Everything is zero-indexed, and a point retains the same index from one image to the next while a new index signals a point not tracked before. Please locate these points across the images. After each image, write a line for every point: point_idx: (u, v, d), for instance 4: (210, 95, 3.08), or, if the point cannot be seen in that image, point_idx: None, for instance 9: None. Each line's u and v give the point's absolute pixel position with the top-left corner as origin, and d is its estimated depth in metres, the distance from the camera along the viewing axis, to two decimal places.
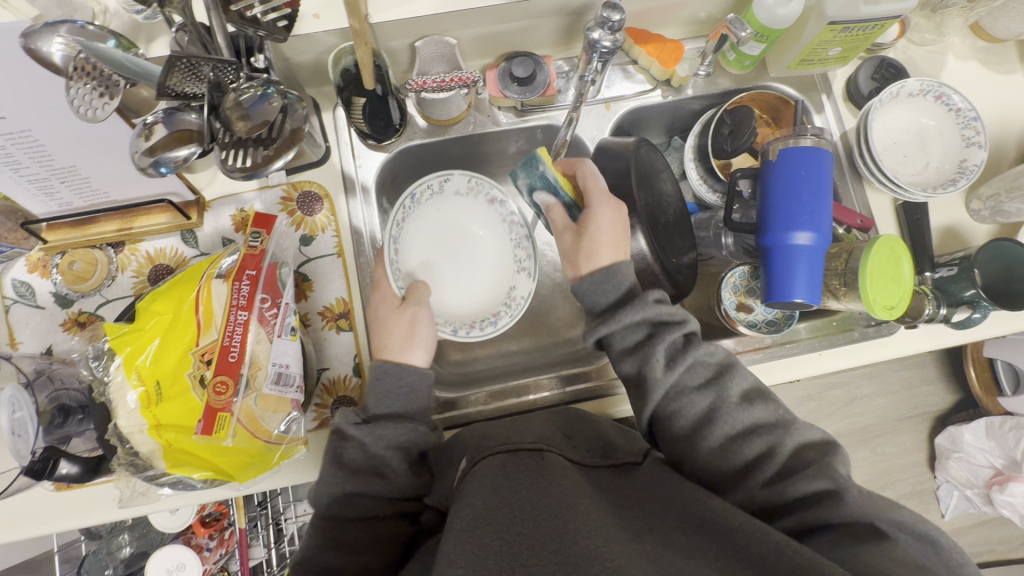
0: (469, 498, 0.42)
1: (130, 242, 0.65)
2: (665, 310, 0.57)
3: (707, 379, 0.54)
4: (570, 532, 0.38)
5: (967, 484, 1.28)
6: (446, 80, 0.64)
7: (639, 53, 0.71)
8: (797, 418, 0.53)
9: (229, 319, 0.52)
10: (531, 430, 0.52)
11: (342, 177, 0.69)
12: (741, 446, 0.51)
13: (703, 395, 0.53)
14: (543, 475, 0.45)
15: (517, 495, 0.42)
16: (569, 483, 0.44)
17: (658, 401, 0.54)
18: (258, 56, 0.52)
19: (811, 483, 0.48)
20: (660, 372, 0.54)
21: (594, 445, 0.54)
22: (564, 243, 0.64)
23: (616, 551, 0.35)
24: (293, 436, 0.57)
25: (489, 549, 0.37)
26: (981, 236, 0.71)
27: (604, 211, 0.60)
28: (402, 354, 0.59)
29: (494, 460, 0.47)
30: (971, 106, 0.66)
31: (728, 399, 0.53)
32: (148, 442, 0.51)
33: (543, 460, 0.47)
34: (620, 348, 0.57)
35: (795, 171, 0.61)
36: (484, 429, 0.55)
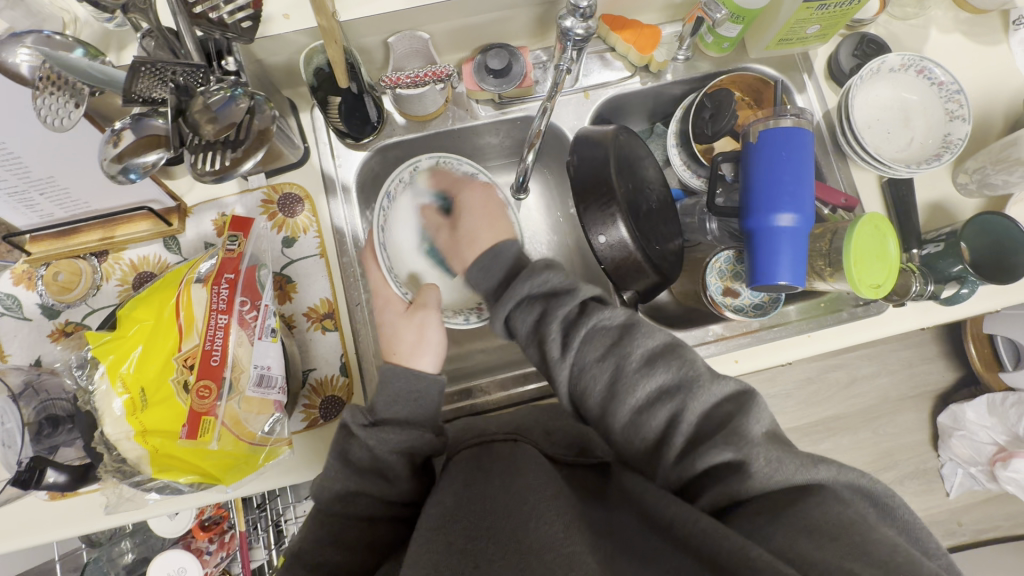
0: (439, 498, 0.44)
1: (114, 251, 0.65)
2: (553, 280, 0.53)
3: (608, 348, 0.50)
4: (532, 517, 0.39)
5: (971, 461, 1.28)
6: (421, 75, 0.62)
7: (616, 39, 0.70)
8: (703, 373, 0.47)
9: (209, 323, 0.52)
10: (510, 423, 0.57)
11: (322, 176, 0.69)
12: (652, 414, 0.47)
13: (605, 366, 0.49)
14: (516, 463, 0.45)
15: (487, 487, 0.43)
16: (538, 472, 0.44)
17: (566, 379, 0.51)
18: (227, 58, 0.52)
19: (722, 450, 0.43)
20: (556, 350, 0.51)
21: (570, 443, 0.57)
22: (441, 237, 0.70)
23: (574, 540, 0.37)
24: (276, 438, 0.58)
25: (455, 547, 0.38)
26: (968, 210, 0.70)
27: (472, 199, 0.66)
28: (410, 358, 0.57)
29: (468, 455, 0.48)
30: (953, 78, 0.65)
31: (626, 368, 0.48)
32: (134, 448, 0.51)
33: (516, 453, 0.47)
34: (524, 329, 0.54)
35: (778, 153, 0.60)
36: (469, 424, 0.60)
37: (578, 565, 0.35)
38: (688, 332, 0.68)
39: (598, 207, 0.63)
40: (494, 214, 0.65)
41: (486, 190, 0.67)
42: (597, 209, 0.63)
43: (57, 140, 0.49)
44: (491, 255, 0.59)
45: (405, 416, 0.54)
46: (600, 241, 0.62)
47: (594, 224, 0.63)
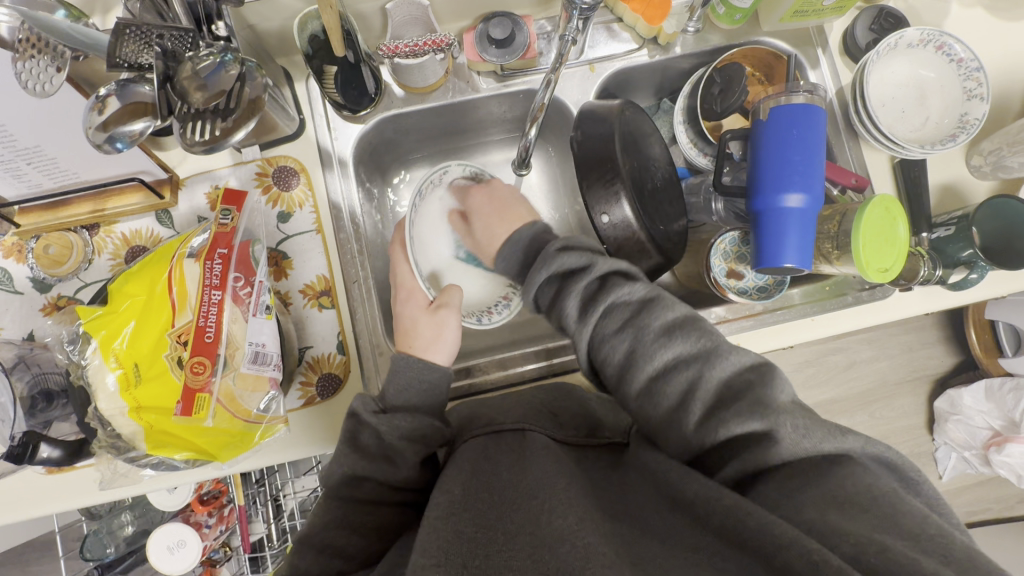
0: (447, 487, 0.44)
1: (105, 224, 0.64)
2: (568, 261, 0.55)
3: (627, 320, 0.51)
4: (545, 511, 0.39)
5: (965, 446, 1.29)
6: (420, 44, 0.60)
7: (624, 9, 0.68)
8: (724, 344, 0.48)
9: (202, 299, 0.51)
10: (517, 410, 0.56)
11: (318, 149, 0.67)
12: (668, 382, 0.48)
13: (622, 338, 0.51)
14: (524, 455, 0.48)
15: (496, 479, 0.45)
16: (548, 464, 0.45)
17: (585, 349, 0.53)
18: (217, 23, 0.49)
19: (750, 420, 0.43)
20: (575, 321, 0.53)
21: (579, 423, 0.57)
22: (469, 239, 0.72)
23: (587, 530, 0.36)
24: (273, 415, 0.56)
25: (464, 535, 0.38)
26: (981, 193, 0.68)
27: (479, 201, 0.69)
28: (429, 351, 0.59)
29: (477, 444, 0.51)
30: (974, 55, 0.63)
31: (644, 337, 0.50)
32: (129, 424, 0.51)
33: (524, 442, 0.50)
34: (545, 304, 0.57)
35: (788, 130, 0.58)
36: (474, 410, 0.59)
37: (595, 554, 0.34)
38: None
39: (602, 185, 0.61)
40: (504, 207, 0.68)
41: (488, 189, 0.69)
42: (601, 187, 0.61)
43: (45, 108, 0.47)
44: (513, 242, 0.64)
45: (408, 404, 0.55)
46: (603, 220, 0.61)
47: (598, 203, 0.61)
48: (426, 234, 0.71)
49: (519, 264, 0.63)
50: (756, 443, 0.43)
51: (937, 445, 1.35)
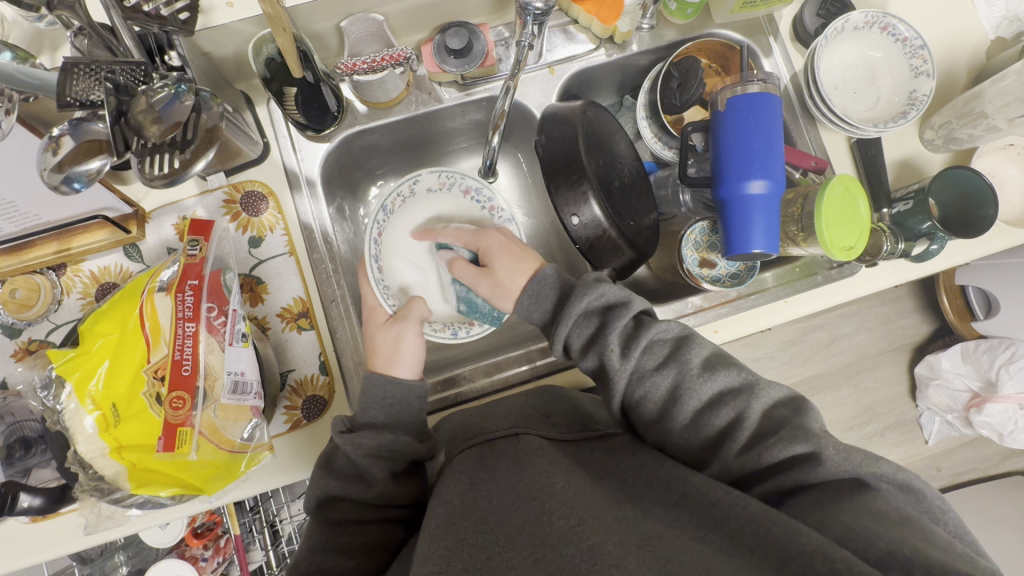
0: (445, 497, 0.45)
1: (72, 263, 0.63)
2: (607, 295, 0.54)
3: (666, 357, 0.52)
4: (547, 513, 0.40)
5: (947, 410, 1.35)
6: (378, 59, 0.60)
7: (578, 11, 0.68)
8: (761, 377, 0.50)
9: (176, 332, 0.50)
10: (509, 416, 0.56)
11: (284, 171, 0.66)
12: (712, 414, 0.49)
13: (665, 374, 0.51)
14: (523, 458, 0.47)
15: (492, 485, 0.45)
16: (545, 464, 0.46)
17: (622, 390, 0.52)
18: (170, 53, 0.51)
19: (788, 449, 0.45)
20: (618, 355, 0.52)
21: (571, 420, 0.57)
22: (480, 287, 0.63)
23: (590, 529, 0.37)
24: (258, 443, 0.57)
25: (465, 541, 0.40)
26: (937, 166, 0.70)
27: (492, 241, 0.64)
28: (391, 366, 0.58)
29: (470, 452, 0.51)
30: (917, 33, 0.64)
31: (688, 373, 0.50)
32: (111, 465, 0.50)
33: (519, 450, 0.49)
34: (577, 347, 0.55)
35: (745, 119, 0.60)
36: (467, 418, 0.59)
37: (601, 555, 0.35)
38: (666, 306, 0.68)
39: (570, 186, 0.62)
40: (518, 251, 0.63)
41: (504, 232, 0.64)
42: (569, 188, 0.62)
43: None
44: (536, 284, 0.59)
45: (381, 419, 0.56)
46: (572, 221, 0.62)
47: (566, 204, 0.62)
48: (399, 258, 0.70)
49: (551, 305, 0.58)
50: (792, 460, 0.45)
51: (921, 410, 1.41)
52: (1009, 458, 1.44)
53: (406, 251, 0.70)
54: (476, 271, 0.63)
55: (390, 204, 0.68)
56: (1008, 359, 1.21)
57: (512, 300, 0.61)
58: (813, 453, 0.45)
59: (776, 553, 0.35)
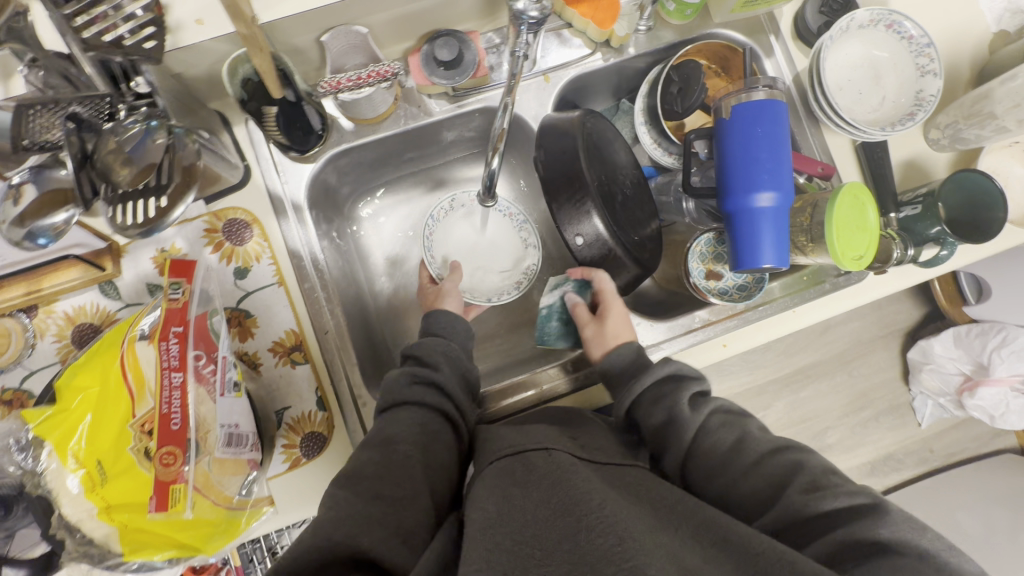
0: (480, 504, 0.43)
1: (44, 303, 0.58)
2: (682, 368, 0.57)
3: (728, 420, 0.54)
4: (584, 529, 0.38)
5: (940, 393, 1.36)
6: (362, 76, 0.57)
7: (572, 14, 0.65)
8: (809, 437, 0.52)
9: (162, 383, 0.46)
10: (536, 431, 0.52)
11: (268, 196, 0.62)
12: (762, 469, 0.49)
13: (729, 431, 0.52)
14: (561, 476, 0.44)
15: (526, 499, 0.43)
16: (581, 481, 0.43)
17: (689, 440, 0.52)
18: (137, 79, 0.44)
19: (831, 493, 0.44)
20: (688, 411, 0.53)
21: (598, 442, 0.52)
22: (585, 331, 0.65)
23: (632, 550, 0.36)
24: (257, 498, 0.57)
25: (503, 547, 0.39)
26: (941, 166, 0.69)
27: (619, 302, 0.64)
28: (438, 302, 0.67)
29: (501, 466, 0.48)
30: (924, 31, 0.62)
31: (751, 433, 0.52)
32: (101, 526, 0.47)
33: (552, 465, 0.45)
34: (643, 401, 0.56)
35: (752, 128, 0.58)
36: (490, 434, 0.55)
37: None
38: (673, 322, 0.66)
39: (571, 205, 0.59)
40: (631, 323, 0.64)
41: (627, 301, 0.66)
42: (570, 206, 0.60)
43: None
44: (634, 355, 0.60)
45: (431, 401, 0.56)
46: (577, 242, 0.60)
47: (569, 222, 0.60)
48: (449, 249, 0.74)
49: (631, 363, 0.59)
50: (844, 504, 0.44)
51: (913, 394, 1.42)
52: (997, 436, 1.47)
53: (457, 242, 0.74)
54: (589, 318, 0.66)
55: (439, 214, 0.73)
56: (999, 343, 1.25)
57: (600, 355, 0.62)
58: (874, 503, 0.43)
59: None
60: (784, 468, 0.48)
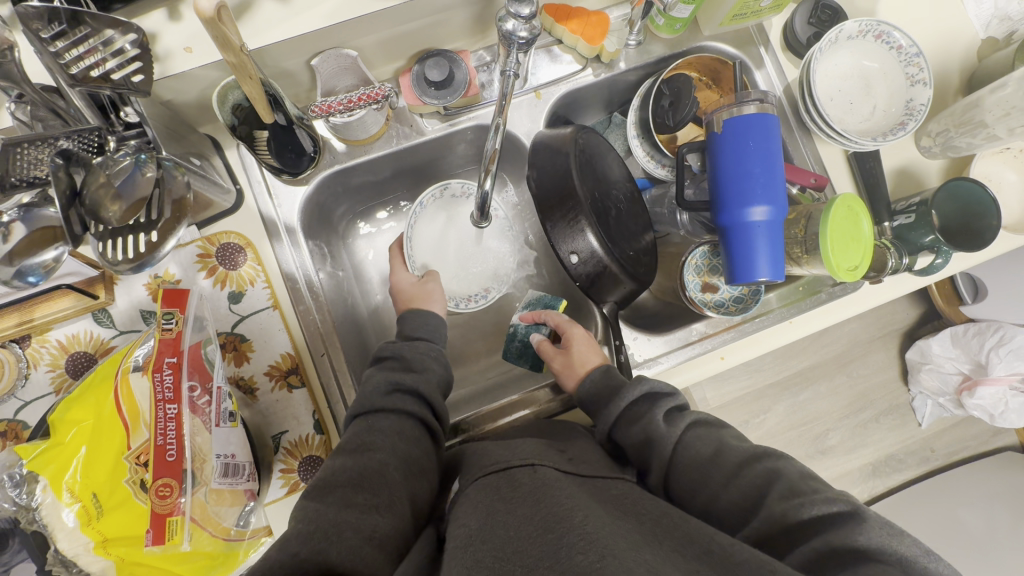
0: (464, 521, 0.44)
1: (37, 333, 0.58)
2: (655, 382, 0.56)
3: (707, 429, 0.53)
4: (565, 547, 0.37)
5: (939, 392, 1.37)
6: (353, 99, 0.57)
7: (562, 31, 0.65)
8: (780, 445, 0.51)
9: (156, 416, 0.46)
10: (522, 445, 0.52)
11: (262, 219, 0.62)
12: (739, 479, 0.47)
13: (707, 441, 0.51)
14: (541, 491, 0.44)
15: (510, 516, 0.43)
16: (565, 496, 0.43)
17: (670, 452, 0.52)
18: (126, 109, 0.44)
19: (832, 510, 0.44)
20: (664, 425, 0.53)
21: (586, 456, 0.53)
22: (553, 364, 0.65)
23: (612, 567, 0.34)
24: (254, 528, 0.56)
25: (483, 564, 0.39)
26: (934, 173, 0.69)
27: (579, 332, 0.65)
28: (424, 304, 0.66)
29: (486, 482, 0.48)
30: (912, 40, 0.62)
31: (729, 440, 0.51)
32: (96, 560, 0.47)
33: (536, 482, 0.46)
34: (620, 415, 0.56)
35: (743, 142, 0.58)
36: (480, 449, 0.55)
37: None
38: (670, 335, 0.66)
39: (565, 222, 0.59)
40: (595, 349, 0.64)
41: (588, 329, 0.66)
42: (564, 224, 0.59)
43: None
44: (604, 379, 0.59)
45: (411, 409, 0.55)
46: (571, 259, 0.59)
47: (563, 240, 0.59)
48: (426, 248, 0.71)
49: (603, 382, 0.59)
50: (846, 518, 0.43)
51: (913, 394, 1.42)
52: (997, 434, 1.47)
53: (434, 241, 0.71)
54: (553, 351, 0.66)
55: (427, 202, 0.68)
56: (997, 342, 1.25)
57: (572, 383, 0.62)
58: (852, 510, 0.42)
59: None
60: (761, 478, 0.46)
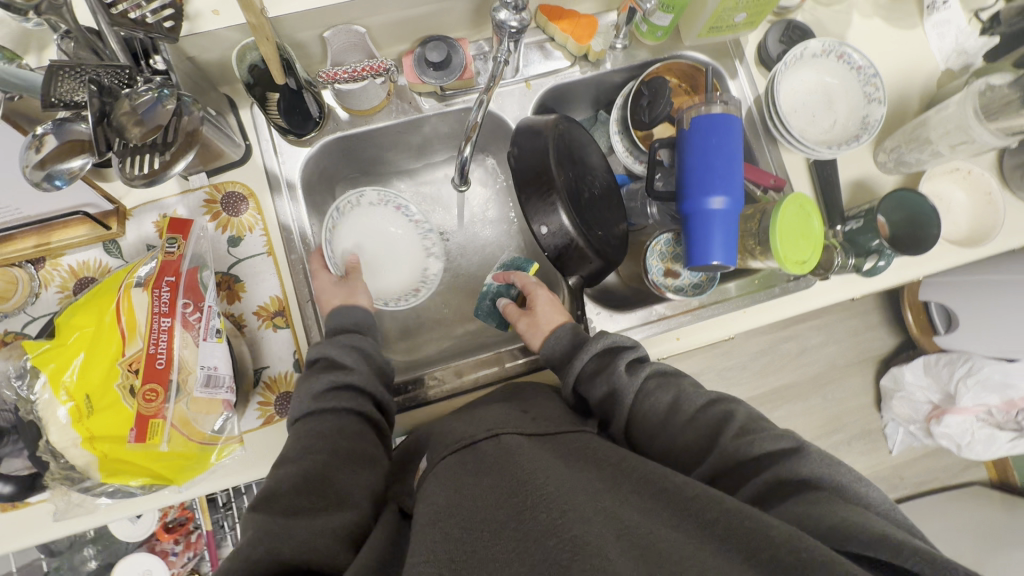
0: (431, 497, 0.45)
1: (51, 257, 0.63)
2: (616, 338, 0.59)
3: (666, 383, 0.56)
4: (528, 509, 0.40)
5: (910, 420, 1.40)
6: (358, 70, 0.63)
7: (554, 30, 0.71)
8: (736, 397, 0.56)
9: (152, 326, 0.52)
10: (487, 419, 0.54)
11: (266, 174, 0.68)
12: (696, 423, 0.53)
13: (666, 391, 0.56)
14: (503, 458, 0.46)
15: (475, 484, 0.44)
16: (527, 460, 0.45)
17: (629, 404, 0.55)
18: (155, 57, 0.52)
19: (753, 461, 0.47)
20: (626, 377, 0.56)
21: (553, 417, 0.56)
22: (519, 325, 0.68)
23: (572, 520, 0.37)
24: (229, 434, 0.60)
25: (451, 536, 0.40)
26: (888, 187, 0.74)
27: (543, 294, 0.69)
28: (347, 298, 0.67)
29: (453, 460, 0.49)
30: (870, 62, 0.69)
31: (685, 390, 0.55)
32: (83, 455, 0.52)
33: (501, 450, 0.48)
34: (586, 375, 0.59)
35: (707, 139, 0.63)
36: (443, 430, 0.57)
37: (582, 545, 0.35)
38: (631, 314, 0.71)
39: (540, 198, 0.65)
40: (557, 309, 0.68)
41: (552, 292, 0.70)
42: (538, 200, 0.65)
43: None
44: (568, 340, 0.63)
45: (347, 405, 0.56)
46: (542, 231, 0.65)
47: (536, 214, 0.65)
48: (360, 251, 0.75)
49: (569, 345, 0.63)
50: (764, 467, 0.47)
51: (885, 421, 1.46)
52: (967, 468, 1.49)
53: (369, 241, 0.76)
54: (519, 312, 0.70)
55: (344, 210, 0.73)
56: (966, 373, 1.26)
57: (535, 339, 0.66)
58: (796, 448, 0.47)
59: (745, 541, 0.35)
60: (715, 419, 0.52)
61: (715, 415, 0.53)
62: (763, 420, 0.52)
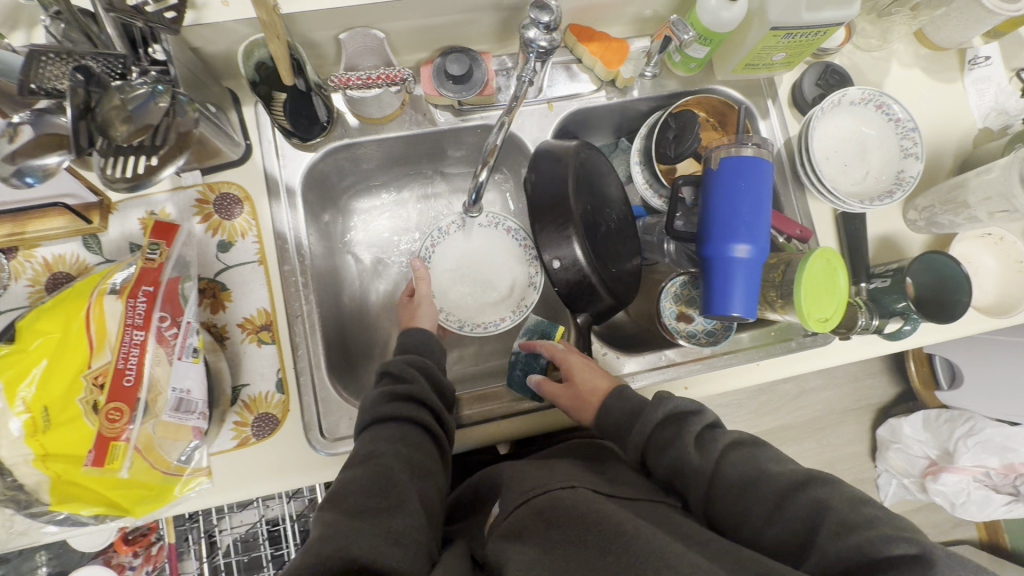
0: (513, 553, 0.41)
1: (24, 247, 0.59)
2: (677, 402, 0.55)
3: (748, 454, 0.51)
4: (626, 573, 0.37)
5: (905, 473, 1.35)
6: (373, 77, 0.59)
7: (583, 51, 0.68)
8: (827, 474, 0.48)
9: (122, 339, 0.48)
10: (560, 470, 0.50)
11: (265, 176, 0.64)
12: (784, 514, 0.45)
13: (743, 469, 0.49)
14: (586, 513, 0.43)
15: (562, 546, 0.41)
16: (614, 516, 0.42)
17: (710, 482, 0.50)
18: (155, 46, 0.48)
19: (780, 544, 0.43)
20: (697, 456, 0.51)
21: (627, 478, 0.52)
22: (560, 402, 0.63)
23: None
24: (195, 467, 0.55)
25: None
26: (916, 246, 0.71)
27: (573, 360, 0.65)
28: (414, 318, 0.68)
29: (529, 511, 0.45)
30: (910, 116, 0.66)
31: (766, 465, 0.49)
32: (33, 474, 0.47)
33: (580, 501, 0.44)
34: (649, 437, 0.55)
35: (734, 182, 0.60)
36: (513, 470, 0.52)
37: None
38: (641, 357, 0.68)
39: (554, 228, 0.62)
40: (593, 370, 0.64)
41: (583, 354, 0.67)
42: (553, 230, 0.62)
43: None
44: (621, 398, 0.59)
45: (409, 414, 0.53)
46: (553, 265, 0.61)
47: (549, 245, 0.62)
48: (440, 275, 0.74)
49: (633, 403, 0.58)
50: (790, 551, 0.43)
51: (878, 471, 1.40)
52: (958, 526, 1.46)
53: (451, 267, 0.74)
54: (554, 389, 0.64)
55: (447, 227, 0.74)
56: (966, 432, 1.26)
57: (587, 412, 0.62)
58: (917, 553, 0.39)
59: None
60: (808, 512, 0.44)
61: (803, 499, 0.45)
62: (870, 504, 0.44)
